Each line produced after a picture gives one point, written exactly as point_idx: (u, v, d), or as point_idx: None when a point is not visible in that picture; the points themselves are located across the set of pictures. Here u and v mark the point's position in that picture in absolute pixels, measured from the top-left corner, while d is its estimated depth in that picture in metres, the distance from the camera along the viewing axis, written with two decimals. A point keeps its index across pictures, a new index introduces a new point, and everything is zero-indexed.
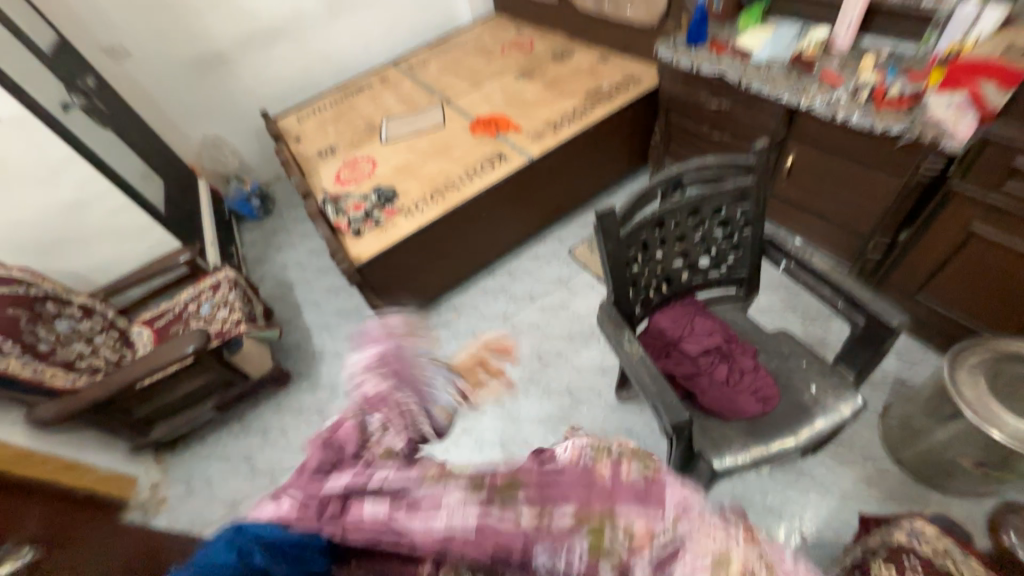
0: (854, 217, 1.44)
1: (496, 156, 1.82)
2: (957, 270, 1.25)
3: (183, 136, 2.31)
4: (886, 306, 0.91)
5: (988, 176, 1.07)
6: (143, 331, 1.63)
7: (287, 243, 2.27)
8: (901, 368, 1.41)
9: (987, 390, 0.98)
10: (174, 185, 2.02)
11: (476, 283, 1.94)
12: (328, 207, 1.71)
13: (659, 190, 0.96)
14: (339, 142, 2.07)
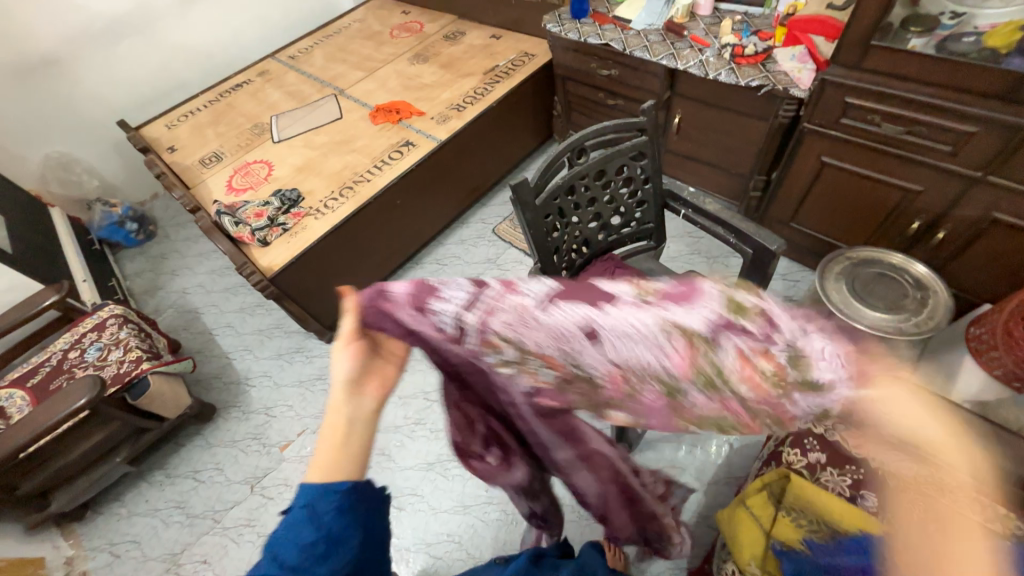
0: (735, 164, 1.63)
1: (403, 143, 1.77)
2: (816, 198, 1.47)
3: (20, 160, 1.94)
4: (765, 234, 1.06)
5: (826, 115, 1.28)
6: (12, 394, 1.37)
7: (182, 266, 2.03)
8: (786, 288, 1.64)
9: (848, 292, 1.19)
10: (20, 218, 1.70)
11: (405, 275, 1.90)
12: (223, 219, 1.55)
13: (566, 156, 1.01)
14: (224, 147, 1.87)
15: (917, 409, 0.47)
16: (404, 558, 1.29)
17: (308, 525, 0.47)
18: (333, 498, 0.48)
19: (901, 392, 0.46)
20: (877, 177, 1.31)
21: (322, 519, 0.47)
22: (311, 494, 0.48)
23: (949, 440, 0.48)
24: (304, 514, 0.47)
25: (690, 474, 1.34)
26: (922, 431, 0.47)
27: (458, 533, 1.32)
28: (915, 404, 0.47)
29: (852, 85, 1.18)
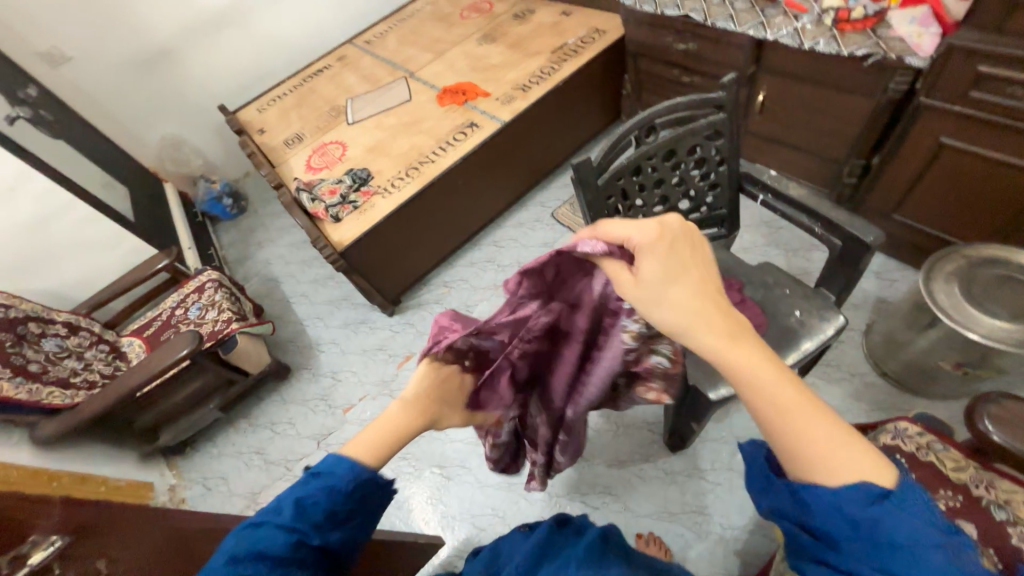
0: (827, 147, 1.46)
1: (468, 125, 1.79)
2: (928, 185, 1.28)
3: (141, 141, 2.23)
4: (860, 224, 0.94)
5: (949, 88, 1.10)
6: (133, 341, 1.60)
7: (267, 239, 2.23)
8: (881, 288, 1.46)
9: (960, 296, 1.04)
10: (140, 192, 1.96)
11: (464, 256, 1.94)
12: (302, 195, 1.68)
13: (633, 134, 0.96)
14: (305, 128, 2.00)
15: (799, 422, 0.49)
16: (450, 525, 1.35)
17: (342, 487, 0.57)
18: (366, 478, 0.59)
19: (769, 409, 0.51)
20: (1012, 163, 1.11)
21: (358, 492, 0.58)
22: (348, 467, 0.58)
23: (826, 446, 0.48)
24: (337, 485, 0.57)
25: None
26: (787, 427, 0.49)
27: (502, 509, 1.35)
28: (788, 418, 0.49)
29: (988, 51, 1.00)
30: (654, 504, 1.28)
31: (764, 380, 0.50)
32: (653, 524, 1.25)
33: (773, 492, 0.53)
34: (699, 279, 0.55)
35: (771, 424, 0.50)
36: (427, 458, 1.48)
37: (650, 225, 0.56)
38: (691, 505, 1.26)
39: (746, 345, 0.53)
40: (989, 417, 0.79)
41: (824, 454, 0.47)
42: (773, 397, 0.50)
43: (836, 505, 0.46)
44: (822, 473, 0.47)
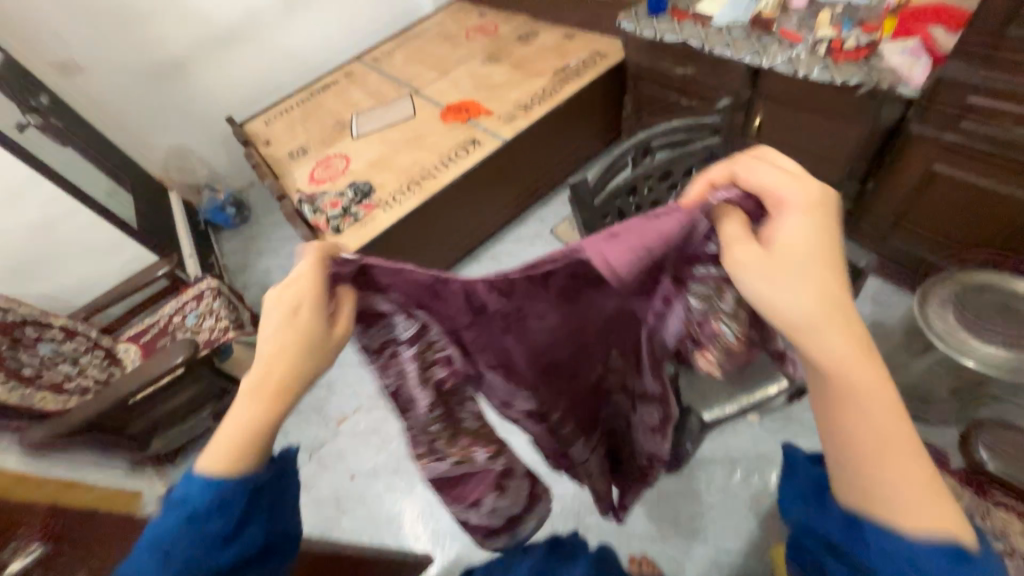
0: (822, 172, 1.48)
1: (469, 141, 1.82)
2: (920, 212, 1.30)
3: (149, 149, 2.26)
4: (852, 248, 0.96)
5: (939, 117, 1.13)
6: (129, 347, 1.60)
7: (268, 249, 2.25)
8: (876, 312, 1.47)
9: (953, 321, 1.04)
10: (145, 199, 1.99)
11: (463, 270, 1.95)
12: (304, 207, 1.70)
13: (629, 156, 0.97)
14: (310, 141, 2.03)
15: (895, 468, 0.42)
16: (440, 544, 1.33)
17: (206, 508, 0.46)
18: (230, 492, 0.47)
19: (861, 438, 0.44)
20: (1005, 192, 1.12)
21: (228, 511, 0.47)
22: (204, 485, 0.47)
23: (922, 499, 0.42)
24: (204, 506, 0.46)
25: (743, 503, 1.24)
26: (875, 468, 0.43)
27: None
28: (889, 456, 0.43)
29: (978, 83, 1.02)
30: (647, 526, 1.26)
31: (881, 408, 0.44)
32: (646, 547, 1.23)
33: (818, 512, 0.48)
34: (837, 255, 0.46)
35: (854, 453, 0.44)
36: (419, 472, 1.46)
37: (804, 181, 0.47)
38: (684, 529, 1.24)
39: (865, 361, 0.44)
40: (983, 445, 0.79)
41: (908, 502, 0.41)
42: (870, 423, 0.44)
43: (905, 556, 0.41)
44: (907, 524, 0.41)
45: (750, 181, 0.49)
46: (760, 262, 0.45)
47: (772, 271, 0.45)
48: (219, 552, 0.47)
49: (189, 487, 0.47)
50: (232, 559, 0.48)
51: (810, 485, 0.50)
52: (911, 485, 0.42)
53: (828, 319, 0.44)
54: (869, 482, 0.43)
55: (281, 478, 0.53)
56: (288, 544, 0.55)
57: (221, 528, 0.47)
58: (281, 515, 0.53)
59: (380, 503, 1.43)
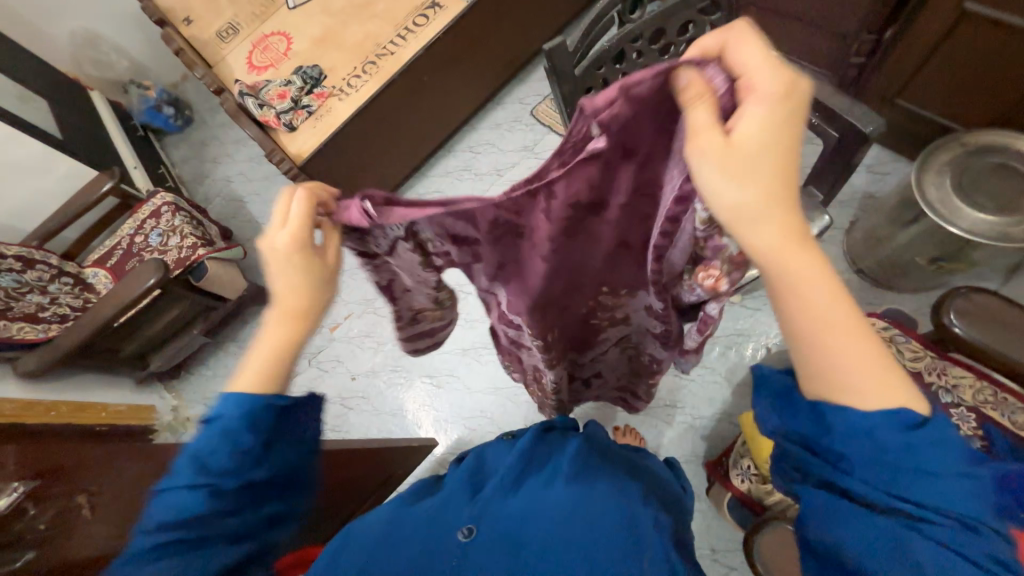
0: (838, 20, 1.29)
1: (429, 5, 1.53)
2: (939, 65, 1.17)
3: (46, 37, 1.88)
4: (861, 112, 0.87)
5: None
6: (98, 273, 1.52)
7: (222, 154, 2.04)
8: (871, 182, 1.41)
9: (951, 189, 1.01)
10: (63, 103, 1.72)
11: (438, 165, 1.81)
12: (247, 100, 1.48)
13: (615, 9, 0.81)
14: (238, 15, 1.69)
15: (852, 345, 0.47)
16: (443, 427, 1.46)
17: (233, 431, 0.55)
18: (243, 415, 0.55)
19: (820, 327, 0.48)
20: None
21: (261, 428, 0.56)
22: (240, 408, 0.55)
23: (872, 374, 0.48)
24: (232, 425, 0.54)
25: (720, 374, 1.34)
26: (834, 360, 0.48)
27: (491, 411, 1.45)
28: (848, 343, 0.47)
29: None
30: None
31: (825, 302, 0.47)
32: (630, 417, 1.36)
33: (789, 412, 0.55)
34: (798, 151, 0.45)
35: (816, 349, 0.49)
36: (416, 368, 1.54)
37: (777, 70, 0.42)
38: (664, 400, 1.35)
39: (807, 253, 0.47)
40: (955, 311, 0.82)
41: (862, 388, 0.48)
42: (828, 320, 0.48)
43: (864, 429, 0.48)
44: (853, 401, 0.48)
45: (727, 63, 0.44)
46: (724, 153, 0.42)
47: (732, 165, 0.43)
48: (240, 462, 0.55)
49: (225, 409, 0.55)
50: (250, 476, 0.56)
51: (777, 391, 0.58)
52: (864, 362, 0.47)
53: (782, 212, 0.46)
54: (829, 369, 0.49)
55: (306, 411, 0.61)
56: (310, 465, 0.64)
57: (243, 442, 0.55)
58: (297, 440, 0.60)
59: (383, 397, 1.53)
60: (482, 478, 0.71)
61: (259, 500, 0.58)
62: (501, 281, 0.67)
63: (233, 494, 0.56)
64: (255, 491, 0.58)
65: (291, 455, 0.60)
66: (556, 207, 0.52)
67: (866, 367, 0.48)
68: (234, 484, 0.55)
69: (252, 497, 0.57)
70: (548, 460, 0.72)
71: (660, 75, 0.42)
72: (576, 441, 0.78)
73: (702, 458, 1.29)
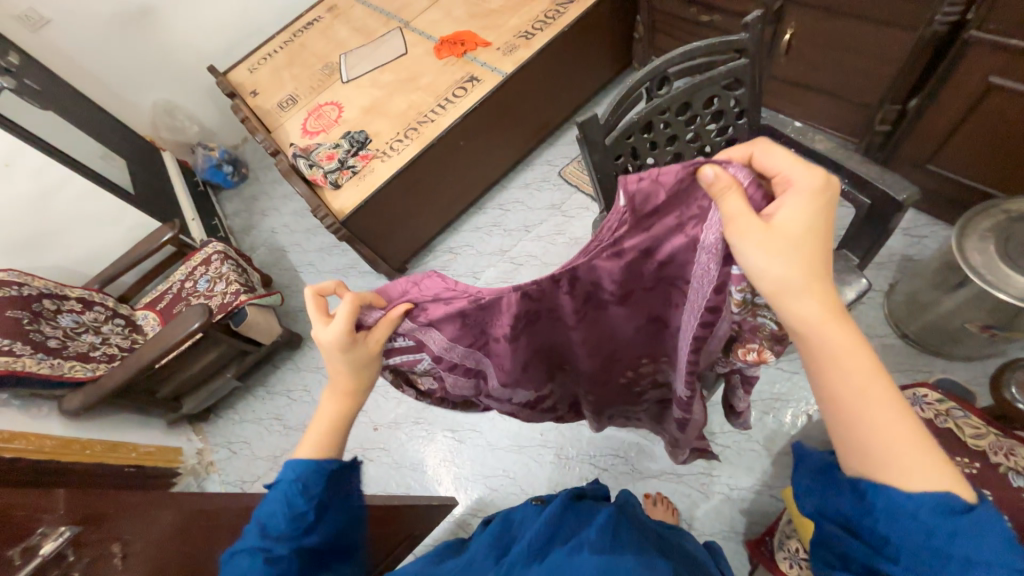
0: (860, 91, 1.33)
1: (468, 79, 1.67)
2: (970, 133, 1.18)
3: (133, 107, 2.15)
4: (891, 180, 0.88)
5: (1007, 18, 0.97)
6: (147, 315, 1.62)
7: (270, 208, 2.20)
8: (908, 245, 1.39)
9: (996, 255, 0.97)
10: (139, 163, 1.92)
11: (469, 220, 1.89)
12: (300, 162, 1.62)
13: (644, 87, 0.87)
14: (299, 89, 1.90)
15: (887, 415, 0.47)
16: (463, 486, 1.41)
17: (300, 495, 0.59)
18: (306, 477, 0.60)
19: (850, 393, 0.48)
20: None
21: (315, 492, 0.60)
22: (306, 469, 0.61)
23: (910, 446, 0.46)
24: (293, 488, 0.59)
25: (759, 440, 1.27)
26: (868, 429, 0.47)
27: (513, 470, 1.39)
28: (884, 411, 0.47)
29: None
30: (662, 465, 1.30)
31: (858, 368, 0.48)
32: (661, 484, 1.28)
33: (829, 492, 0.52)
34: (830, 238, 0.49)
35: (847, 414, 0.49)
36: (439, 421, 1.52)
37: (812, 169, 0.48)
38: (699, 467, 1.28)
39: (839, 325, 0.49)
40: (1016, 384, 0.77)
41: (900, 457, 0.46)
42: (863, 387, 0.48)
43: (906, 511, 0.45)
44: (900, 478, 0.46)
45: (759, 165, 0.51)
46: (766, 231, 0.46)
47: (775, 242, 0.46)
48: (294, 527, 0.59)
49: (291, 475, 0.60)
50: (302, 542, 0.59)
51: (819, 471, 0.55)
52: (900, 433, 0.46)
53: (813, 285, 0.48)
54: (866, 438, 0.47)
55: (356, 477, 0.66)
56: (356, 530, 0.67)
57: (299, 506, 0.59)
58: (347, 508, 0.64)
59: (404, 450, 1.50)
60: (508, 544, 0.69)
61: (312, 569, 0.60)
62: (549, 353, 0.71)
63: (291, 563, 0.58)
64: (311, 560, 0.60)
65: (343, 519, 0.63)
66: (586, 285, 0.58)
67: (902, 438, 0.46)
68: (287, 550, 0.58)
69: (307, 567, 0.60)
70: (577, 532, 0.68)
71: (690, 170, 0.46)
72: (608, 511, 0.75)
73: (741, 536, 1.19)
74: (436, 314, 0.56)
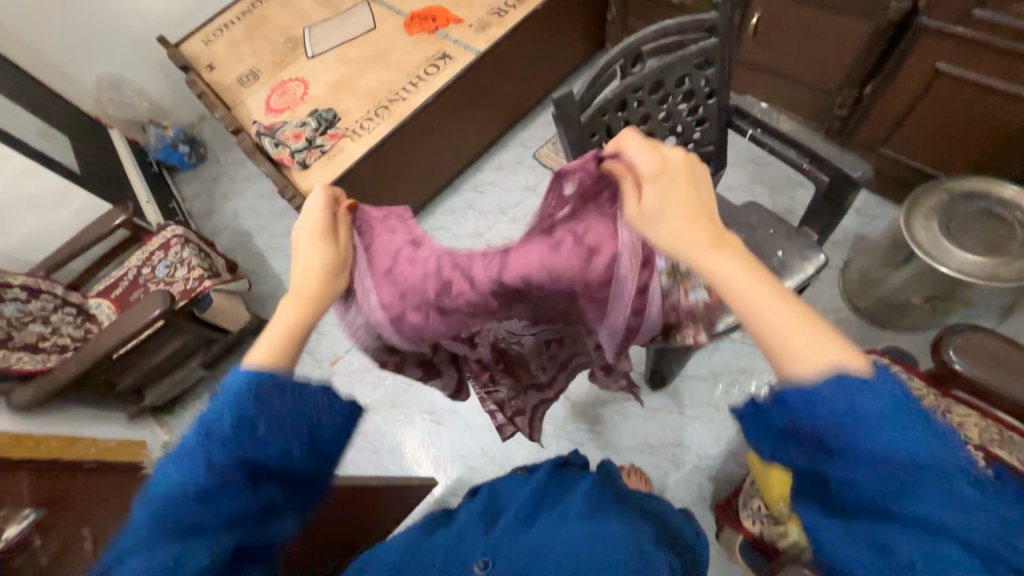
0: (821, 77, 1.39)
1: (439, 56, 1.63)
2: (918, 119, 1.26)
3: (75, 80, 1.98)
4: (849, 160, 0.93)
5: (954, 7, 1.03)
6: (101, 303, 1.53)
7: (232, 190, 2.10)
8: (862, 225, 1.47)
9: (940, 232, 1.05)
10: (84, 141, 1.79)
11: (443, 203, 1.86)
12: (264, 140, 1.55)
13: (618, 64, 0.88)
14: (260, 63, 1.80)
15: (778, 311, 0.46)
16: (443, 466, 1.42)
17: (241, 408, 0.49)
18: (252, 390, 0.50)
19: (743, 302, 0.48)
20: (1006, 91, 1.08)
21: (264, 406, 0.50)
22: (249, 380, 0.50)
23: (803, 333, 0.45)
24: (230, 402, 0.49)
25: (725, 411, 1.34)
26: (764, 330, 0.46)
27: (492, 449, 1.41)
28: (774, 308, 0.46)
29: None
30: (636, 438, 1.35)
31: (742, 279, 0.48)
32: (635, 456, 1.33)
33: (767, 425, 0.48)
34: (699, 189, 0.52)
35: (747, 325, 0.48)
36: (416, 405, 1.52)
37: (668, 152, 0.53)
38: (670, 439, 1.33)
39: (720, 248, 0.50)
40: (955, 348, 0.84)
41: (794, 343, 0.45)
42: (743, 295, 0.48)
43: (819, 401, 0.43)
44: (801, 364, 0.44)
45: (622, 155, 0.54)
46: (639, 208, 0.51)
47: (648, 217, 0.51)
48: (229, 448, 0.48)
49: (237, 384, 0.50)
50: (241, 467, 0.49)
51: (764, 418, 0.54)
52: (790, 323, 0.45)
53: (683, 221, 0.50)
54: (766, 340, 0.47)
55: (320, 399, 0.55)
56: (308, 465, 0.55)
57: (238, 420, 0.49)
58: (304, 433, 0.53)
59: (382, 434, 1.50)
60: (497, 512, 0.71)
61: (251, 527, 0.51)
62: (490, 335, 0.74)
63: (230, 489, 0.48)
64: (254, 480, 0.50)
65: (289, 444, 0.52)
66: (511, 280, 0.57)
67: (796, 327, 0.45)
68: (219, 473, 0.48)
69: (247, 524, 0.50)
70: (561, 499, 0.71)
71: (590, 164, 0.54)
72: (592, 478, 0.78)
73: (710, 501, 1.26)
74: (379, 242, 0.61)
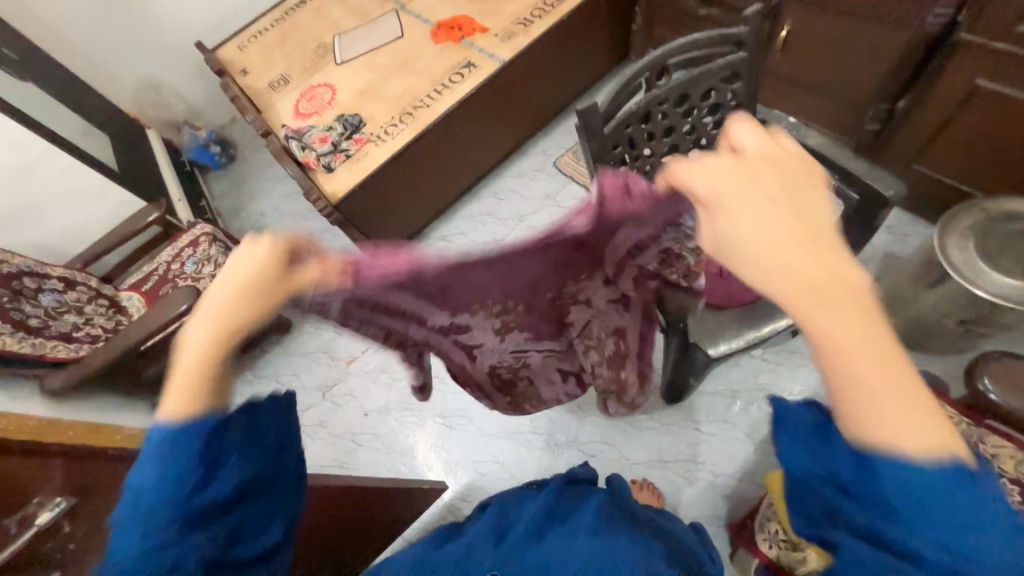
0: (851, 91, 1.36)
1: (464, 65, 1.66)
2: (952, 135, 1.22)
3: (117, 83, 2.08)
4: (880, 176, 0.91)
5: (992, 23, 1.02)
6: (132, 296, 1.59)
7: (259, 190, 2.16)
8: (891, 243, 1.43)
9: (975, 253, 1.01)
10: (123, 140, 1.87)
11: (463, 208, 1.88)
12: (292, 143, 1.60)
13: (644, 76, 0.88)
14: (291, 69, 1.85)
15: (879, 379, 0.41)
16: (453, 470, 1.42)
17: (167, 459, 0.51)
18: (188, 439, 0.51)
19: (848, 367, 0.41)
20: None
21: (194, 451, 0.51)
22: (165, 434, 0.51)
23: (906, 410, 0.41)
24: (163, 452, 0.51)
25: (743, 429, 1.31)
26: (864, 403, 0.41)
27: (503, 456, 1.41)
28: (882, 376, 0.41)
29: None
30: (649, 452, 1.33)
31: (851, 339, 0.40)
32: (648, 470, 1.31)
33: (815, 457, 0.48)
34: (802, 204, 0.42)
35: (845, 389, 0.42)
36: (428, 407, 1.52)
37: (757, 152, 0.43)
38: (685, 455, 1.31)
39: (834, 290, 0.41)
40: None
41: (897, 419, 0.41)
42: (852, 360, 0.40)
43: (907, 478, 0.41)
44: (901, 443, 0.41)
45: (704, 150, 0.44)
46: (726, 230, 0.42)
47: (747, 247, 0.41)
48: (171, 496, 0.51)
49: (157, 440, 0.51)
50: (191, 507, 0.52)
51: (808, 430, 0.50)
52: (893, 396, 0.41)
53: (788, 262, 0.40)
54: (862, 410, 0.41)
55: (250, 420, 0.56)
56: (264, 479, 0.58)
57: (171, 470, 0.51)
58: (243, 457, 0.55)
59: (394, 436, 1.51)
60: (507, 526, 0.71)
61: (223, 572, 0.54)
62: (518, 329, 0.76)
63: (177, 532, 0.51)
64: (208, 513, 0.53)
65: (234, 471, 0.54)
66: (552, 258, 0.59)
67: (901, 406, 0.41)
68: (163, 524, 0.51)
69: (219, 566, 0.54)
70: (570, 515, 0.70)
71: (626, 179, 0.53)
72: (604, 496, 0.78)
73: (724, 520, 1.23)
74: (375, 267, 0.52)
